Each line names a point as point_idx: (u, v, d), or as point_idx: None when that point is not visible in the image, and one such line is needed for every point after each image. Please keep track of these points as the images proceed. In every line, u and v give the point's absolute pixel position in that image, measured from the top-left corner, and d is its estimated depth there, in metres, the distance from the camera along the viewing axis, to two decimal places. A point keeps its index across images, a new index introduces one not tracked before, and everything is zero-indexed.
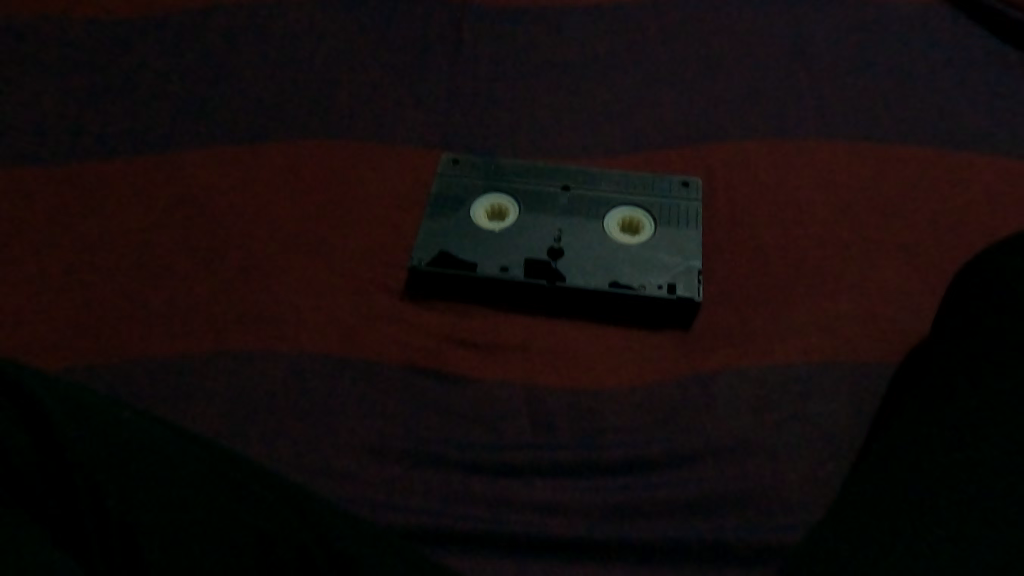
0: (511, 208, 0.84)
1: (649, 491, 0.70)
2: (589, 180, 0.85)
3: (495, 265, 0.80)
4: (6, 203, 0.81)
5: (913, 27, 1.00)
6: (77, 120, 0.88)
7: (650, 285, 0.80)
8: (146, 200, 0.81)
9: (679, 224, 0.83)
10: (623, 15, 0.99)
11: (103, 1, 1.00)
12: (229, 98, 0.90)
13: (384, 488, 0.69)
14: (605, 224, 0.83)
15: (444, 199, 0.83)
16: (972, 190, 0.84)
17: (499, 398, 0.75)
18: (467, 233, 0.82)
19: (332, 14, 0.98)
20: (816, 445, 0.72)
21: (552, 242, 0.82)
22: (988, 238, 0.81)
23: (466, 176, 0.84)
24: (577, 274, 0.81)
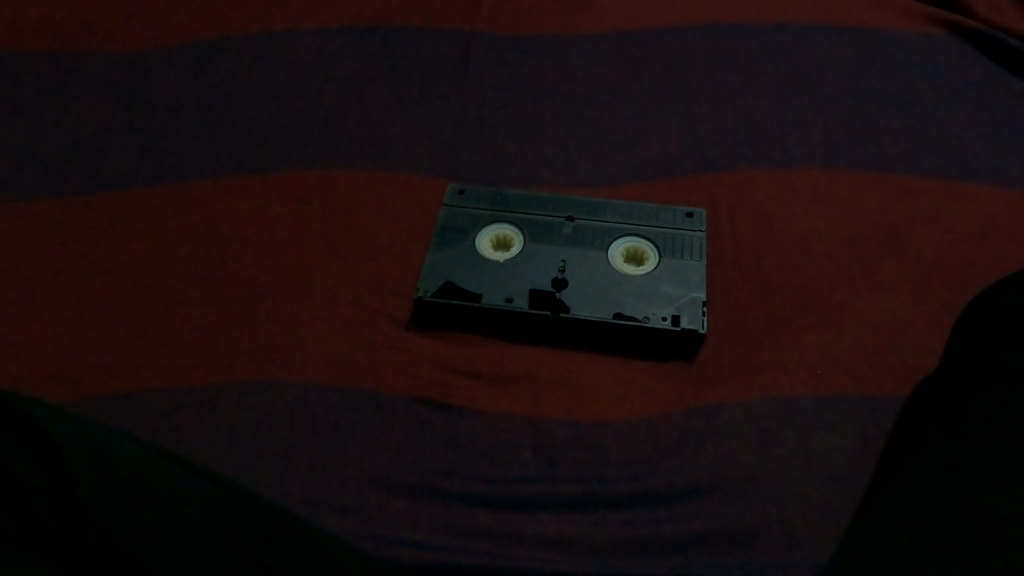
0: (516, 238, 0.85)
1: (643, 529, 0.68)
2: (593, 210, 0.86)
3: (499, 295, 0.80)
4: (64, 238, 0.87)
5: (918, 60, 1.03)
6: (133, 156, 0.96)
7: (654, 315, 0.78)
8: (187, 235, 0.88)
9: (684, 255, 0.82)
10: (629, 56, 1.05)
11: (165, 49, 1.09)
12: (271, 138, 0.98)
13: (386, 519, 0.68)
14: (609, 254, 0.83)
15: (451, 230, 0.85)
16: (975, 219, 0.86)
17: (501, 430, 0.74)
18: (472, 263, 0.83)
19: (365, 57, 1.06)
20: (819, 481, 0.69)
21: (556, 272, 0.81)
22: (990, 267, 0.82)
23: (473, 208, 0.87)
24: (581, 305, 0.79)
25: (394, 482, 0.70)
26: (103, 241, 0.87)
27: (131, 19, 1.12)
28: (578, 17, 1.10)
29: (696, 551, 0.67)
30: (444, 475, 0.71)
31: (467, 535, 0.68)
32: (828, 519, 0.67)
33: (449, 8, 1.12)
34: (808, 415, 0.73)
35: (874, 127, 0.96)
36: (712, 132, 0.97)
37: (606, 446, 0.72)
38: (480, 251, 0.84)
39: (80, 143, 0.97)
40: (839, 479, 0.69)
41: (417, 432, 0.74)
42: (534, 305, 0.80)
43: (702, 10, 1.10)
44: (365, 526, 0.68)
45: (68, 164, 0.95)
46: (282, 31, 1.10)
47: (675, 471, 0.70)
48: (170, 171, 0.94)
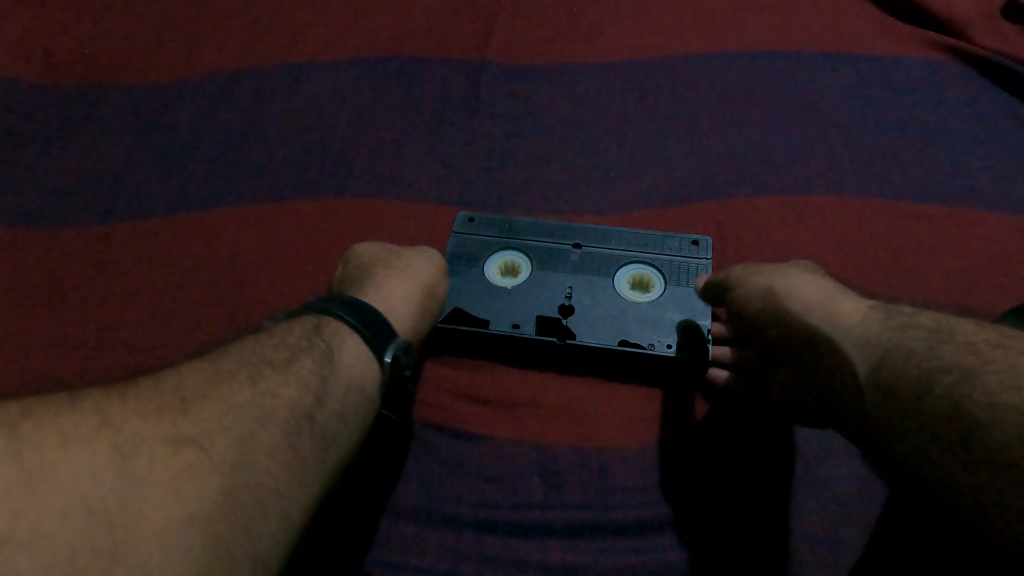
0: (523, 265, 0.85)
1: (648, 560, 0.68)
2: (600, 239, 0.87)
3: (505, 322, 0.80)
4: (85, 261, 0.90)
5: (925, 84, 1.04)
6: (156, 187, 0.99)
7: (659, 343, 0.78)
8: (203, 261, 0.91)
9: (689, 282, 0.82)
10: (635, 81, 1.07)
11: (181, 74, 1.12)
12: (286, 164, 1.01)
13: (391, 545, 0.69)
14: (616, 281, 0.83)
15: (458, 257, 0.86)
16: (981, 247, 0.87)
17: (505, 456, 0.74)
18: (481, 290, 0.83)
19: (379, 84, 1.10)
20: (824, 511, 0.70)
21: (562, 299, 0.82)
22: (994, 294, 0.83)
23: (481, 234, 0.88)
24: (588, 332, 0.79)
25: (400, 508, 0.72)
26: (123, 272, 0.90)
27: (151, 49, 1.15)
28: (584, 48, 1.12)
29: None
30: (450, 502, 0.72)
31: (471, 565, 0.68)
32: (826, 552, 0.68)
33: (458, 39, 1.14)
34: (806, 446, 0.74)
35: (879, 156, 0.97)
36: (717, 157, 0.98)
37: (611, 474, 0.73)
38: (489, 278, 0.84)
39: (105, 175, 1.00)
40: (845, 508, 0.70)
41: (423, 460, 0.75)
42: (540, 332, 0.79)
43: (707, 40, 1.11)
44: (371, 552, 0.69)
45: (92, 197, 0.98)
46: (296, 62, 1.13)
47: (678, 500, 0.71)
48: (191, 202, 0.97)
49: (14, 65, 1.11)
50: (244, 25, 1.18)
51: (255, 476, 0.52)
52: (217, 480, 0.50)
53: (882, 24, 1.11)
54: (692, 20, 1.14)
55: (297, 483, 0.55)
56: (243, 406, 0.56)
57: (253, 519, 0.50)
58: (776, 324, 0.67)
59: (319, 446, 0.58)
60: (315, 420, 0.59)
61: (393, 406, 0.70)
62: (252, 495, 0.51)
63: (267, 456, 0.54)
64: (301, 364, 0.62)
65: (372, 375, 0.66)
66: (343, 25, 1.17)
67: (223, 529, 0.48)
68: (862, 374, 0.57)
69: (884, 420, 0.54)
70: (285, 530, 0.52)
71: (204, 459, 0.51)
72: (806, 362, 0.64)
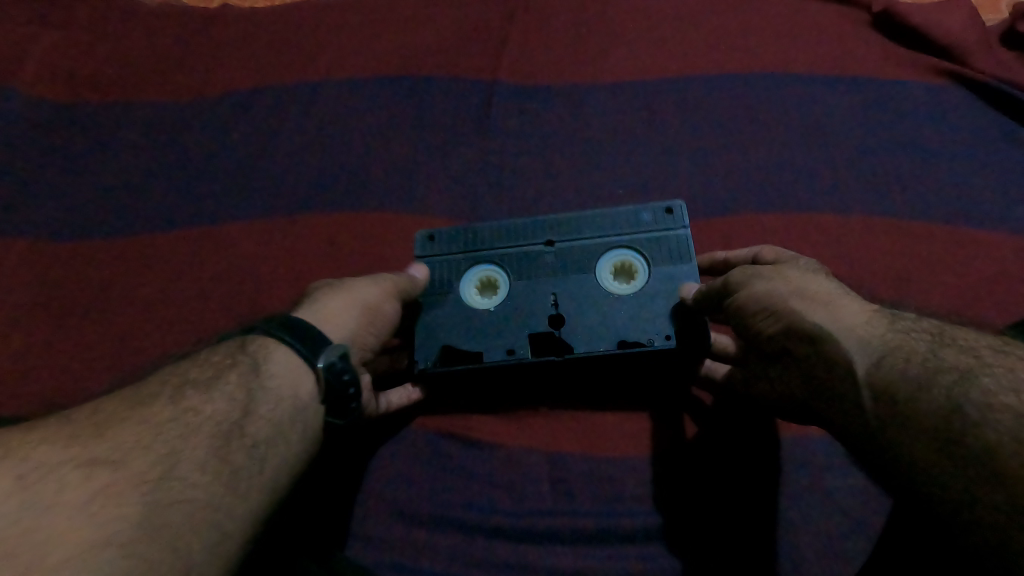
0: (500, 278, 0.83)
1: (651, 564, 0.73)
2: (571, 227, 0.84)
3: (499, 347, 0.78)
4: (124, 281, 0.97)
5: (927, 105, 1.05)
6: (182, 209, 1.03)
7: (657, 335, 0.76)
8: (233, 276, 0.96)
9: (676, 261, 0.80)
10: (644, 95, 1.08)
11: (190, 85, 1.13)
12: (303, 178, 1.04)
13: (414, 549, 0.75)
14: (599, 276, 0.81)
15: (430, 284, 0.82)
16: (975, 267, 0.91)
17: (521, 463, 0.79)
18: (461, 316, 0.80)
19: (389, 95, 1.10)
20: (824, 518, 0.75)
21: (550, 309, 0.79)
22: (983, 312, 0.88)
23: (445, 254, 0.84)
24: (584, 338, 0.77)
25: (419, 515, 0.77)
26: (162, 296, 0.95)
27: (161, 61, 1.15)
28: (593, 64, 1.12)
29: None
30: (466, 509, 0.77)
31: (487, 568, 0.74)
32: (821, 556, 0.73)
33: (467, 54, 1.13)
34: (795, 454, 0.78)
35: (882, 179, 0.99)
36: (724, 174, 1.01)
37: (621, 484, 0.78)
38: (468, 303, 0.81)
39: (132, 197, 1.04)
40: (843, 515, 0.75)
41: (440, 471, 0.80)
42: (537, 353, 0.77)
43: (714, 54, 1.11)
44: (397, 555, 0.75)
45: (122, 220, 1.02)
46: (306, 77, 1.12)
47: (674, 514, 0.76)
48: (216, 223, 1.01)
49: (28, 79, 1.11)
50: (250, 34, 1.16)
51: (180, 494, 0.55)
52: (138, 500, 0.53)
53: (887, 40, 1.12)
54: (699, 32, 1.13)
55: (228, 495, 0.57)
56: (160, 427, 0.59)
57: (178, 535, 0.53)
58: (772, 318, 0.65)
59: (252, 459, 0.60)
60: (245, 433, 0.61)
61: (334, 413, 0.68)
62: (177, 512, 0.54)
63: (191, 473, 0.57)
64: (227, 381, 0.64)
65: (306, 385, 0.67)
66: (348, 35, 1.16)
67: (144, 547, 0.51)
68: (861, 374, 0.58)
69: (881, 421, 0.55)
70: (217, 543, 0.55)
71: (123, 479, 0.54)
72: (799, 359, 0.64)
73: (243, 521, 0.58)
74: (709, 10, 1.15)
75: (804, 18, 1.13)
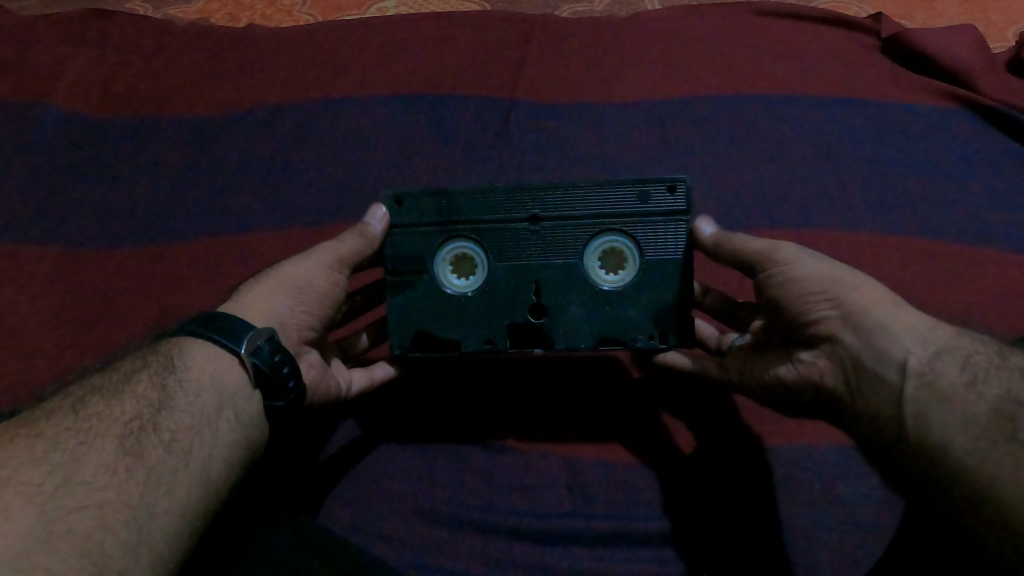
0: (477, 258, 0.82)
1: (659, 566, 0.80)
2: (556, 202, 0.81)
3: (477, 338, 0.81)
4: (149, 286, 1.00)
5: (935, 126, 1.08)
6: (213, 219, 1.05)
7: (640, 338, 0.80)
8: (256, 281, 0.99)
9: (668, 251, 0.80)
10: (659, 113, 1.11)
11: (215, 96, 1.16)
12: (326, 188, 1.07)
13: (433, 547, 0.82)
14: (584, 260, 0.81)
15: (403, 263, 0.82)
16: (980, 284, 0.94)
17: (538, 468, 0.86)
18: (437, 303, 0.81)
19: (411, 108, 1.14)
20: (816, 525, 0.81)
21: (531, 298, 0.81)
22: (985, 328, 0.92)
23: (416, 225, 0.82)
24: (563, 332, 0.81)
25: (439, 515, 0.83)
26: (195, 304, 0.98)
27: (192, 76, 1.17)
28: (611, 85, 1.15)
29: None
30: (484, 510, 0.83)
31: (505, 565, 0.80)
32: (823, 561, 0.79)
33: (489, 76, 1.16)
34: (791, 464, 0.84)
35: (892, 198, 1.02)
36: (736, 190, 1.03)
37: (636, 489, 0.84)
38: (445, 288, 0.82)
39: (166, 208, 1.06)
40: (836, 521, 0.81)
41: (469, 474, 0.86)
42: (516, 344, 0.81)
43: (728, 75, 1.14)
44: (420, 553, 0.81)
45: (155, 229, 1.05)
46: (332, 95, 1.15)
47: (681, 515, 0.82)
48: (246, 231, 1.04)
49: (64, 94, 1.14)
50: (277, 52, 1.19)
51: (85, 498, 0.59)
52: (32, 512, 0.56)
53: (896, 62, 1.15)
54: (712, 55, 1.17)
55: (144, 489, 0.61)
56: (63, 434, 0.63)
57: (87, 535, 0.57)
58: (828, 304, 0.69)
59: (171, 453, 0.65)
60: (159, 429, 0.65)
61: (274, 397, 0.71)
62: (83, 515, 0.58)
63: (97, 475, 0.60)
64: (136, 382, 0.68)
65: (232, 374, 0.71)
66: (372, 56, 1.19)
67: (44, 554, 0.54)
68: (913, 363, 0.64)
69: (923, 406, 0.62)
70: (136, 535, 0.59)
71: (17, 493, 0.57)
72: (850, 337, 0.68)
73: (167, 512, 0.62)
74: (722, 33, 1.19)
75: (817, 46, 1.16)
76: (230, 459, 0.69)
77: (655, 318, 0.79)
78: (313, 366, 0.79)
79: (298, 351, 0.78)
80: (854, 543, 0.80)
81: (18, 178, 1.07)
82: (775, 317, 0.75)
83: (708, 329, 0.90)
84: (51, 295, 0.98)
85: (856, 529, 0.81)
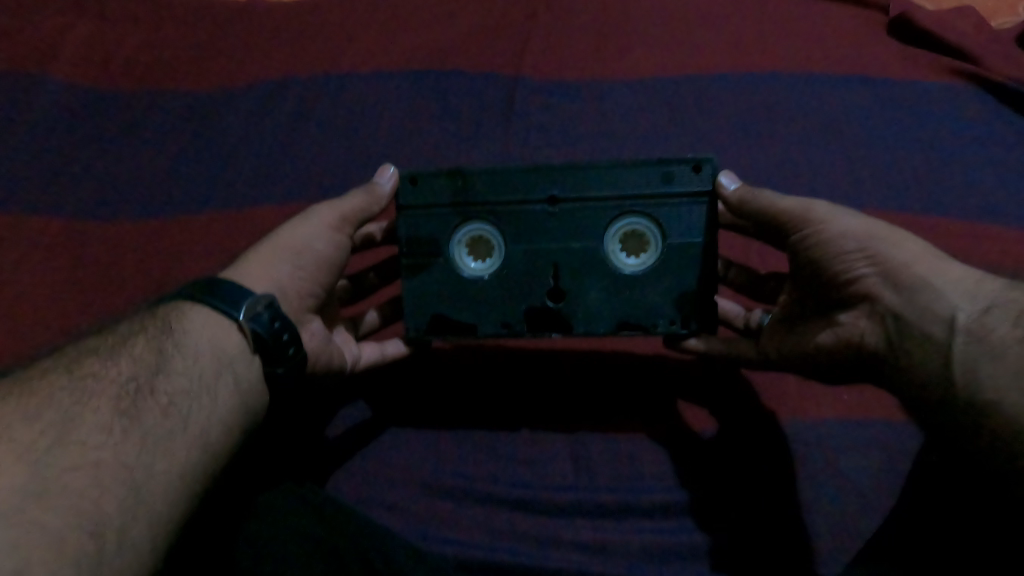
0: (494, 243, 0.82)
1: (661, 538, 0.80)
2: (573, 184, 0.81)
3: (495, 322, 0.82)
4: (152, 259, 0.99)
5: (942, 103, 1.07)
6: (216, 193, 1.05)
7: (662, 323, 0.80)
8: None
9: (690, 233, 0.79)
10: (663, 89, 1.10)
11: (216, 69, 1.15)
12: (329, 164, 1.07)
13: (434, 519, 0.82)
14: (604, 242, 0.81)
15: (417, 245, 0.82)
16: (985, 261, 0.94)
17: (540, 443, 0.86)
18: (453, 286, 0.82)
19: (413, 83, 1.13)
20: (817, 499, 0.81)
21: (548, 282, 0.81)
22: None
23: (432, 205, 0.82)
24: (582, 316, 0.81)
25: (442, 487, 0.84)
26: (196, 275, 0.97)
27: (194, 51, 1.16)
28: (616, 62, 1.14)
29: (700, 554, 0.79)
30: (486, 482, 0.84)
31: (506, 536, 0.81)
32: (822, 533, 0.79)
33: (493, 53, 1.15)
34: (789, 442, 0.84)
35: (897, 175, 1.01)
36: (740, 166, 1.03)
37: (640, 462, 0.85)
38: (463, 271, 0.82)
39: (169, 182, 1.06)
40: (836, 495, 0.81)
41: (473, 446, 0.87)
42: (535, 328, 0.81)
43: (733, 52, 1.13)
44: (423, 524, 0.82)
45: (158, 202, 1.05)
46: (335, 72, 1.14)
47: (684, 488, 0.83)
48: (249, 206, 1.04)
49: (64, 65, 1.13)
50: (280, 28, 1.18)
51: (80, 457, 0.59)
52: (28, 468, 0.56)
53: (903, 39, 1.14)
54: (717, 31, 1.15)
55: (141, 451, 0.62)
56: (57, 391, 0.62)
57: (83, 493, 0.57)
58: (867, 261, 0.70)
59: (168, 416, 0.65)
60: (156, 392, 0.65)
61: (272, 363, 0.72)
62: (80, 473, 0.58)
63: (93, 435, 0.60)
64: (133, 344, 0.68)
65: (232, 339, 0.71)
66: (375, 33, 1.18)
67: (40, 510, 0.54)
68: (961, 319, 0.65)
69: (973, 360, 0.63)
70: (135, 496, 0.59)
71: (11, 449, 0.57)
72: (891, 294, 0.69)
73: (166, 474, 0.62)
74: (728, 11, 1.17)
75: (825, 26, 1.15)
76: (230, 423, 0.69)
77: (677, 305, 0.79)
78: (316, 335, 0.81)
79: (301, 320, 0.79)
80: (857, 516, 0.80)
81: (17, 148, 1.06)
82: (813, 279, 0.76)
83: (731, 308, 0.89)
84: (51, 262, 0.97)
85: (859, 503, 0.81)
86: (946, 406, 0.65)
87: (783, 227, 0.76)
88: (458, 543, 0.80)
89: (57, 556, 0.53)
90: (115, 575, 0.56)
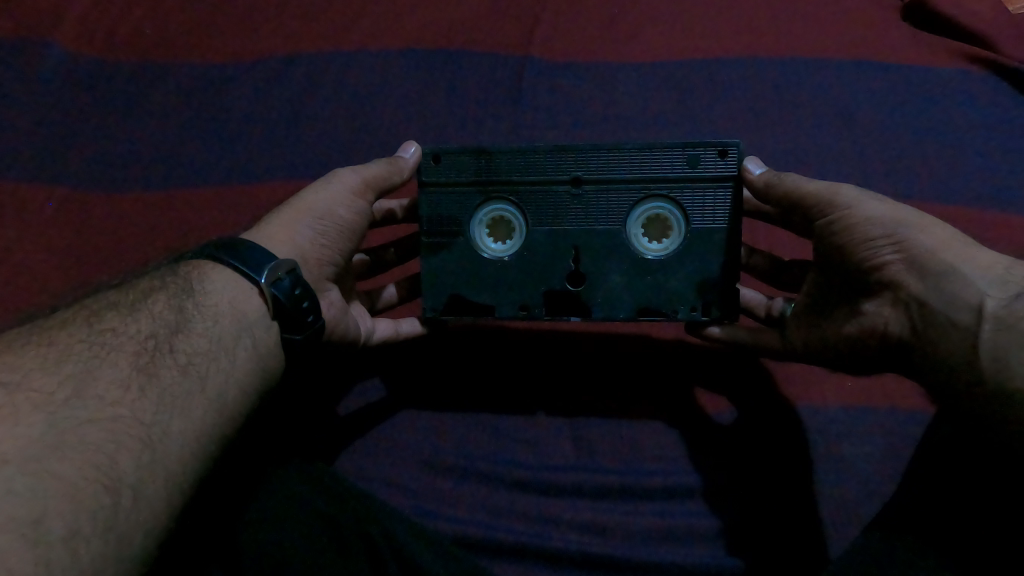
0: (516, 223, 0.81)
1: (665, 520, 0.81)
2: (599, 165, 0.80)
3: (513, 304, 0.81)
4: (160, 231, 1.00)
5: (957, 90, 1.06)
6: (222, 168, 1.05)
7: (682, 309, 0.79)
8: None
9: (714, 219, 0.78)
10: (675, 71, 1.09)
11: (223, 41, 1.13)
12: (334, 142, 1.06)
13: (436, 498, 0.83)
14: (629, 223, 0.80)
15: (438, 222, 0.81)
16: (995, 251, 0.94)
17: (545, 424, 0.86)
18: (472, 265, 0.81)
19: (422, 60, 1.11)
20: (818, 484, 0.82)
21: (569, 266, 0.80)
22: None
23: (454, 183, 0.81)
24: (603, 300, 0.80)
25: (446, 466, 0.84)
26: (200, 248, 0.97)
27: (199, 22, 1.14)
28: (627, 43, 1.12)
29: (701, 538, 0.80)
30: (490, 460, 0.84)
31: (508, 515, 0.82)
32: (821, 517, 0.80)
33: (501, 30, 1.14)
34: (799, 429, 0.84)
35: (909, 163, 1.01)
36: (752, 152, 1.02)
37: (643, 444, 0.85)
38: (483, 251, 0.81)
39: (175, 154, 1.05)
40: (840, 480, 0.82)
41: (476, 426, 0.86)
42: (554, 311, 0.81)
43: (747, 34, 1.12)
44: (431, 506, 0.82)
45: (163, 174, 1.04)
46: (342, 48, 1.12)
47: (688, 471, 0.83)
48: (254, 181, 1.03)
49: (69, 33, 1.11)
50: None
51: (98, 410, 0.58)
52: (43, 419, 0.56)
53: (919, 24, 1.12)
54: (731, 12, 1.14)
55: (158, 409, 0.61)
56: (75, 345, 0.62)
57: (99, 447, 0.56)
58: (891, 247, 0.69)
59: (186, 375, 0.64)
60: (175, 350, 0.65)
61: (292, 329, 0.71)
62: (96, 427, 0.57)
63: (110, 391, 0.60)
64: (153, 301, 0.68)
65: (251, 303, 0.71)
66: (382, 7, 1.16)
67: (56, 461, 0.54)
68: (989, 306, 0.64)
69: (1001, 349, 0.62)
70: (150, 453, 0.59)
71: (27, 399, 0.56)
72: (918, 282, 0.68)
73: (181, 435, 0.62)
74: None
75: (840, 10, 1.13)
76: (245, 388, 0.69)
77: (699, 292, 0.79)
78: (334, 305, 0.80)
79: (320, 288, 0.78)
80: (855, 501, 0.81)
81: (24, 115, 1.06)
82: (836, 267, 0.75)
83: (754, 296, 0.88)
84: (63, 235, 0.98)
85: (859, 486, 0.82)
86: (972, 400, 0.65)
87: (807, 214, 0.76)
88: (462, 524, 0.80)
89: (72, 506, 0.53)
90: (131, 532, 0.56)
